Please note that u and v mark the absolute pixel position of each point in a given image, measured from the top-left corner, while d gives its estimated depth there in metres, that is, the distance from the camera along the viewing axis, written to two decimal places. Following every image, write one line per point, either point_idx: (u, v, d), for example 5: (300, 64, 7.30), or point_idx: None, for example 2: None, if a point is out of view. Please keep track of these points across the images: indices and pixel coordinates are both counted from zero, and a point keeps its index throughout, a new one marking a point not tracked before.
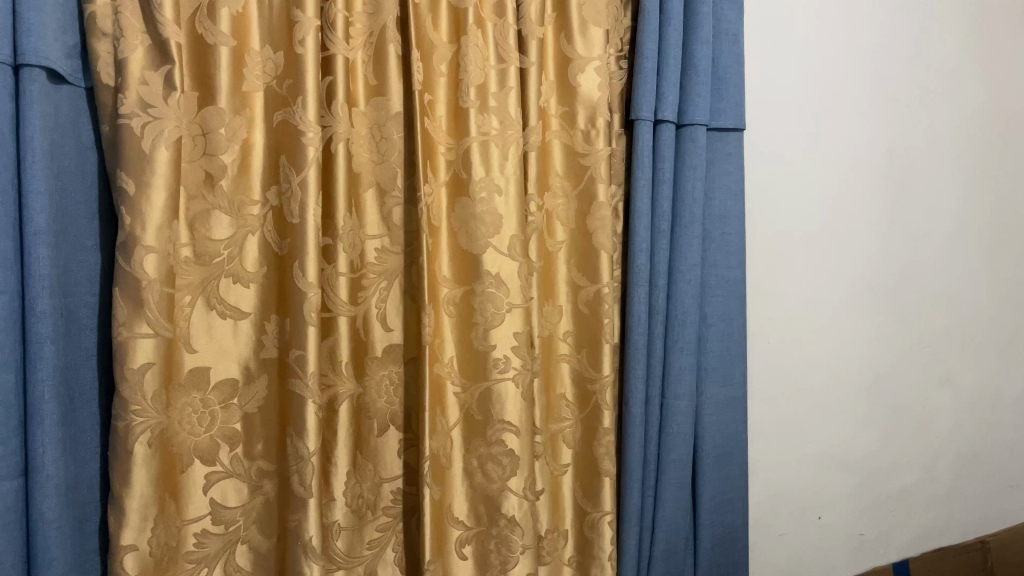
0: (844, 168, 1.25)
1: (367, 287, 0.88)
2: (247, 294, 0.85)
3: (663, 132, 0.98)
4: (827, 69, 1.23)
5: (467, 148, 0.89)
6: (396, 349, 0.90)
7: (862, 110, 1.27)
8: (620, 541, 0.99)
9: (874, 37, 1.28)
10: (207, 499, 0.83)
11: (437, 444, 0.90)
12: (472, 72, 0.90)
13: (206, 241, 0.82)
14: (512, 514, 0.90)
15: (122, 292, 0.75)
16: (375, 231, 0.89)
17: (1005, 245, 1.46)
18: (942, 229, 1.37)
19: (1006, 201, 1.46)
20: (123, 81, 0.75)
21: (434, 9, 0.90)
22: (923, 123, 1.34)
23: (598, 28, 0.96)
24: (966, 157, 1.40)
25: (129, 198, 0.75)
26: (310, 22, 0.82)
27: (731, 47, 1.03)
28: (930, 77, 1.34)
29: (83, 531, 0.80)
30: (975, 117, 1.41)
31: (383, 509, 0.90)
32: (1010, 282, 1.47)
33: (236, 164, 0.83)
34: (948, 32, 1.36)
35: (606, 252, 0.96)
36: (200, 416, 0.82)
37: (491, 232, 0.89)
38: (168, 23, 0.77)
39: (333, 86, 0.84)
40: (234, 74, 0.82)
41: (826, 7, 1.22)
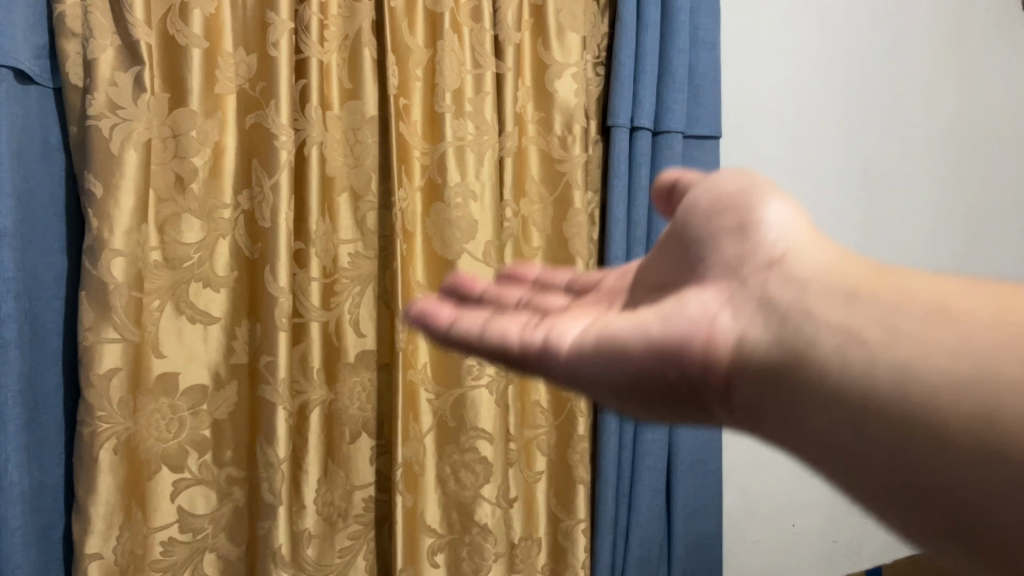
0: (820, 173, 1.30)
1: (340, 292, 0.87)
2: (217, 299, 0.84)
3: (640, 139, 0.98)
4: (804, 74, 1.28)
5: (443, 153, 0.89)
6: (369, 356, 0.89)
7: (833, 118, 1.32)
8: (593, 547, 0.99)
9: (849, 45, 1.33)
10: (174, 507, 0.81)
11: (410, 452, 0.88)
12: (448, 77, 0.89)
13: (176, 245, 0.80)
14: (485, 521, 0.89)
15: (89, 296, 0.73)
16: (347, 236, 0.88)
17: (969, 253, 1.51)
18: (902, 232, 1.41)
19: (977, 210, 1.52)
20: (91, 82, 0.74)
21: (410, 12, 0.89)
22: (888, 130, 1.40)
23: (575, 34, 0.96)
24: (937, 159, 1.46)
25: (97, 201, 0.74)
26: (283, 25, 0.81)
27: (708, 55, 1.03)
28: (902, 84, 1.41)
29: (48, 538, 0.78)
30: (946, 122, 1.47)
31: (355, 516, 0.88)
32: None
33: (208, 167, 0.82)
34: (920, 41, 1.43)
35: (581, 258, 0.96)
36: (168, 422, 0.81)
37: (466, 237, 0.89)
38: (139, 24, 0.76)
39: (307, 89, 0.83)
40: (206, 77, 0.81)
41: (803, 17, 1.27)
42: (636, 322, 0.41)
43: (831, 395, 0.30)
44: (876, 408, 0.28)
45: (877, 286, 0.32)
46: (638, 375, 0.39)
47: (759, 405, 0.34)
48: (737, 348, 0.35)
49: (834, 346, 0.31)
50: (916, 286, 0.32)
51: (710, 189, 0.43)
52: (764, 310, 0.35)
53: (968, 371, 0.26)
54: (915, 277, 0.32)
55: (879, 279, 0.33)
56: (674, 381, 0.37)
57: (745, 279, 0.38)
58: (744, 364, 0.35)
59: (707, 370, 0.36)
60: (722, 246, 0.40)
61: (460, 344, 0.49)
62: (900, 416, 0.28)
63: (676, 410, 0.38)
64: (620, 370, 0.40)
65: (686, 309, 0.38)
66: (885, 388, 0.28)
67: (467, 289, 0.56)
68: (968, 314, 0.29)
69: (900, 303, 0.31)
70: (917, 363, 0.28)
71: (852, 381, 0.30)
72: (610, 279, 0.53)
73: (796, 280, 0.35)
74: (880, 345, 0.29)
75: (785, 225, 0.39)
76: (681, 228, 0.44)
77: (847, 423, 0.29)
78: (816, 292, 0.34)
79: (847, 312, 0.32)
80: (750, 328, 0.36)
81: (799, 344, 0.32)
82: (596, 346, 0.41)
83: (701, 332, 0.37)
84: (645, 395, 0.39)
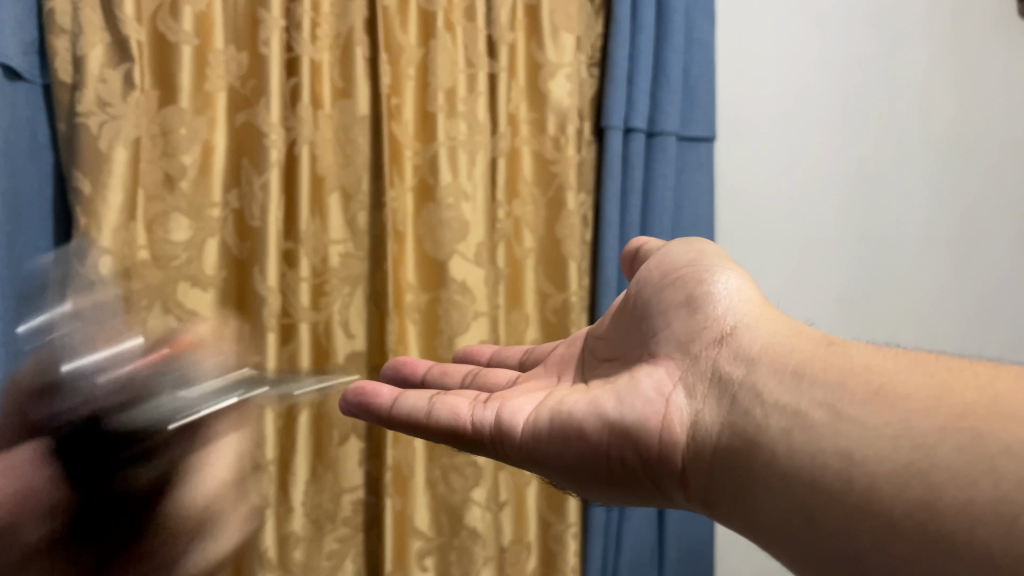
0: (818, 177, 1.22)
1: (330, 292, 0.86)
2: (206, 298, 0.82)
3: (634, 140, 0.97)
4: (799, 74, 1.20)
5: (433, 153, 0.89)
6: (360, 357, 0.88)
7: (857, 89, 1.26)
8: (585, 553, 0.98)
9: (851, 40, 1.25)
10: None
11: (399, 454, 0.88)
12: (441, 76, 0.88)
13: (164, 244, 0.80)
14: (475, 525, 0.89)
15: (76, 294, 0.73)
16: (339, 236, 0.87)
17: (1003, 256, 1.39)
18: (925, 220, 1.31)
19: (1002, 205, 1.39)
20: (80, 79, 0.73)
21: (403, 10, 0.87)
22: (919, 108, 1.31)
23: (570, 34, 0.95)
24: (949, 156, 1.34)
25: (84, 198, 0.73)
26: (275, 22, 0.80)
27: (703, 56, 1.02)
28: (911, 75, 1.30)
29: None
30: (963, 116, 1.35)
31: (343, 519, 0.87)
32: (1002, 297, 1.39)
33: (197, 165, 0.81)
34: (931, 27, 1.31)
35: (574, 260, 0.95)
36: None
37: (458, 237, 0.88)
38: (130, 21, 0.75)
39: (298, 87, 0.83)
40: (197, 75, 0.80)
41: (799, 11, 1.19)
42: (593, 404, 0.46)
43: (782, 479, 0.32)
44: (824, 493, 0.29)
45: (822, 364, 0.35)
46: (598, 454, 0.44)
47: (710, 487, 0.37)
48: (689, 431, 0.40)
49: (782, 430, 0.33)
50: (857, 364, 0.34)
51: (664, 271, 0.49)
52: (715, 391, 0.39)
53: (906, 457, 0.27)
54: (857, 351, 0.35)
55: (822, 352, 0.36)
56: (630, 460, 0.43)
57: (695, 357, 0.42)
58: (695, 449, 0.39)
59: (662, 451, 0.41)
60: (674, 320, 0.45)
61: (404, 422, 0.56)
62: (846, 502, 0.28)
63: (632, 484, 0.43)
64: (580, 449, 0.45)
65: (639, 394, 0.44)
66: (832, 474, 0.29)
67: (411, 370, 0.69)
68: (909, 396, 0.30)
69: (843, 379, 0.33)
70: (859, 449, 0.29)
71: (803, 465, 0.31)
72: (557, 353, 0.62)
73: (745, 358, 0.39)
74: (826, 427, 0.31)
75: (735, 302, 0.43)
76: (643, 304, 0.50)
77: (799, 507, 0.31)
78: (764, 369, 0.37)
79: (795, 394, 0.34)
80: (699, 408, 0.40)
81: (746, 429, 0.35)
82: (553, 429, 0.47)
83: (654, 417, 0.42)
84: (603, 471, 0.44)
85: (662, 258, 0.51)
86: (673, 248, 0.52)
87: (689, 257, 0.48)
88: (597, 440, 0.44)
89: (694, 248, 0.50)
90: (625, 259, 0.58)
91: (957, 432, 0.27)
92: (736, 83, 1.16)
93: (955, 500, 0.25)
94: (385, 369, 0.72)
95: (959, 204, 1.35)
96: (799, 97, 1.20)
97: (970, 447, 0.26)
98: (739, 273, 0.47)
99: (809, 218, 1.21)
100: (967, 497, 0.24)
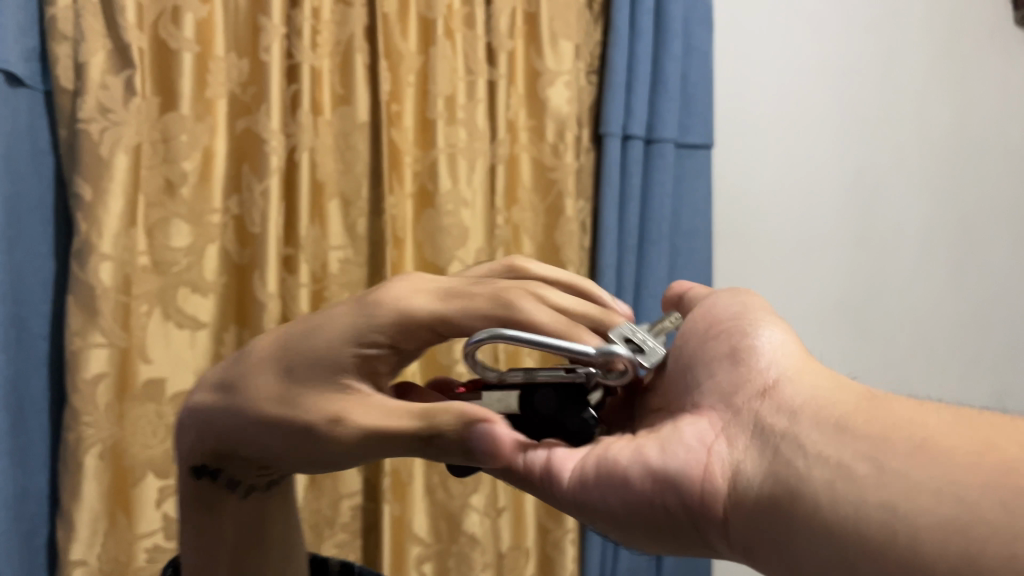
0: (815, 187, 1.22)
1: (329, 299, 0.86)
2: (205, 304, 0.82)
3: (631, 148, 0.98)
4: (796, 85, 1.21)
5: (433, 160, 0.89)
6: None
7: (858, 99, 1.26)
8: (583, 559, 0.98)
9: (849, 48, 1.25)
10: (160, 514, 0.79)
11: (398, 460, 0.87)
12: (441, 83, 0.89)
13: (163, 249, 0.80)
14: (473, 531, 0.89)
15: (77, 300, 0.73)
16: (338, 243, 0.87)
17: (1001, 271, 1.40)
18: (925, 233, 1.32)
19: (1000, 213, 1.39)
20: (82, 85, 0.74)
21: (402, 18, 0.88)
22: (920, 120, 1.32)
23: (569, 41, 0.95)
24: (945, 164, 1.34)
25: (85, 205, 0.73)
26: (275, 29, 0.81)
27: (701, 64, 1.03)
28: (907, 84, 1.31)
29: (31, 545, 0.77)
30: (957, 123, 1.35)
31: (341, 525, 0.87)
32: (999, 311, 1.40)
33: (198, 171, 0.81)
34: (927, 36, 1.32)
35: (572, 267, 0.95)
36: (155, 427, 0.79)
37: (458, 244, 0.89)
38: (131, 28, 0.76)
39: (298, 94, 0.83)
40: (198, 81, 0.81)
41: (795, 20, 1.20)
42: (630, 450, 0.41)
43: (822, 533, 0.31)
44: (865, 548, 0.29)
45: (866, 417, 0.33)
46: (642, 504, 0.39)
47: (751, 543, 0.35)
48: (731, 481, 0.37)
49: (825, 480, 0.32)
50: (904, 421, 0.32)
51: (707, 320, 0.47)
52: (759, 442, 0.37)
53: (952, 512, 0.27)
54: (900, 406, 0.34)
55: (867, 406, 0.34)
56: (673, 513, 0.38)
57: (739, 409, 0.39)
58: (736, 501, 0.36)
59: (705, 501, 0.37)
60: (714, 370, 0.43)
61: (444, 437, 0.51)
62: (891, 557, 0.28)
63: (672, 540, 0.39)
64: (618, 500, 0.40)
65: (681, 443, 0.40)
66: (876, 528, 0.29)
67: None
68: (954, 449, 0.29)
69: (886, 434, 0.32)
70: (903, 502, 0.29)
71: (846, 518, 0.30)
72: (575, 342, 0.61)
73: (789, 409, 0.37)
74: (869, 480, 0.30)
75: (779, 355, 0.41)
76: (681, 355, 0.47)
77: (838, 561, 0.30)
78: (806, 421, 0.35)
79: (837, 445, 0.33)
80: (741, 458, 0.37)
81: (788, 479, 0.33)
82: (586, 477, 0.42)
83: (697, 467, 0.38)
84: (641, 523, 0.40)
85: (704, 311, 0.48)
86: (716, 299, 0.50)
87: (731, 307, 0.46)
88: (640, 490, 0.40)
89: (737, 300, 0.48)
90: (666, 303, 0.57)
91: (1000, 485, 0.27)
92: (735, 92, 1.16)
93: (1002, 560, 0.25)
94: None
95: (958, 212, 1.35)
96: (795, 105, 1.21)
97: (1015, 501, 0.26)
98: (782, 325, 0.44)
99: (806, 226, 1.22)
100: (1010, 552, 0.25)
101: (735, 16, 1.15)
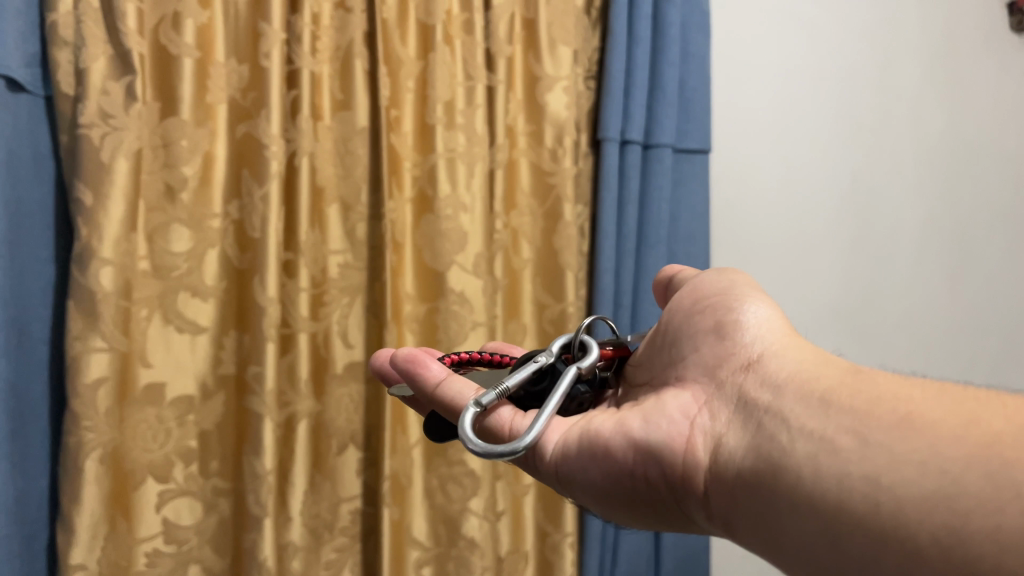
0: (812, 190, 1.23)
1: (329, 304, 0.86)
2: (205, 309, 0.83)
3: (630, 153, 0.98)
4: (793, 89, 1.21)
5: (433, 165, 0.89)
6: (357, 366, 0.89)
7: (856, 104, 1.27)
8: (581, 562, 0.98)
9: (844, 53, 1.26)
10: (159, 518, 0.80)
11: (397, 464, 0.88)
12: (440, 89, 0.90)
13: (164, 254, 0.80)
14: (472, 535, 0.89)
15: (77, 305, 0.73)
16: (337, 247, 0.87)
17: (989, 277, 1.42)
18: (919, 238, 1.34)
19: (991, 213, 1.42)
20: (83, 90, 0.74)
21: (401, 24, 0.89)
22: (915, 126, 1.33)
23: (567, 47, 0.96)
24: (938, 168, 1.36)
25: (86, 210, 0.74)
26: (275, 35, 0.81)
27: (698, 69, 1.04)
28: (902, 88, 1.32)
29: (31, 549, 0.77)
30: (950, 128, 1.37)
31: (341, 529, 0.87)
32: (991, 310, 1.43)
33: (198, 177, 0.82)
34: (921, 41, 1.33)
35: (571, 271, 0.96)
36: (155, 433, 0.80)
37: (457, 248, 0.89)
38: (132, 34, 0.76)
39: (298, 99, 0.83)
40: (198, 87, 0.81)
41: (790, 26, 1.20)
42: (618, 423, 0.47)
43: (806, 504, 0.34)
44: (848, 516, 0.32)
45: (849, 392, 0.37)
46: (623, 473, 0.45)
47: (731, 510, 0.40)
48: (714, 451, 0.42)
49: (808, 454, 0.35)
50: (884, 393, 0.36)
51: (694, 297, 0.51)
52: (741, 416, 0.42)
53: (934, 485, 0.30)
54: (882, 379, 0.38)
55: (849, 380, 0.38)
56: (654, 481, 0.44)
57: (722, 382, 0.45)
58: (717, 471, 0.41)
59: (687, 470, 0.42)
60: (701, 345, 0.48)
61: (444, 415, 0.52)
62: (875, 524, 0.31)
63: (657, 505, 0.45)
64: (604, 469, 0.46)
65: (665, 415, 0.45)
66: (859, 498, 0.32)
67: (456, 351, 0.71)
68: (935, 424, 0.33)
69: (867, 409, 0.35)
70: (886, 475, 0.32)
71: (829, 488, 0.34)
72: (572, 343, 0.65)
73: (772, 384, 0.41)
74: (852, 453, 0.34)
75: (763, 329, 0.46)
76: (669, 329, 0.52)
77: (822, 528, 0.33)
78: (790, 396, 0.40)
79: (820, 420, 0.37)
80: (723, 432, 0.42)
81: (772, 452, 0.37)
82: (578, 448, 0.47)
83: (680, 439, 0.44)
84: (624, 490, 0.45)
85: (691, 285, 0.52)
86: (704, 273, 0.54)
87: (719, 284, 0.50)
88: (623, 461, 0.45)
89: (725, 274, 0.52)
90: (658, 285, 0.61)
91: (984, 459, 0.29)
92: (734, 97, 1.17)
93: (984, 527, 0.27)
94: (375, 360, 0.65)
95: (952, 214, 1.37)
96: (792, 109, 1.21)
97: (998, 476, 0.28)
98: (768, 303, 0.49)
99: (804, 230, 1.22)
100: (994, 524, 0.27)
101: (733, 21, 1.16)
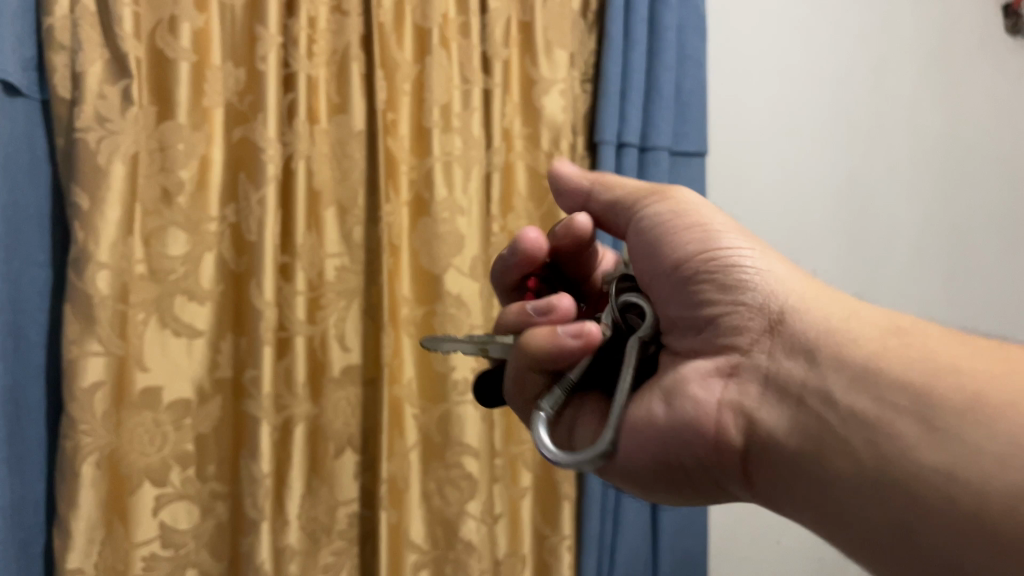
0: (808, 192, 1.23)
1: (326, 307, 0.86)
2: (202, 312, 0.83)
3: (626, 155, 0.99)
4: (790, 90, 1.21)
5: (429, 168, 0.89)
6: (354, 370, 0.89)
7: (851, 105, 1.27)
8: (579, 564, 0.98)
9: (840, 54, 1.26)
10: (156, 522, 0.80)
11: (394, 468, 0.88)
12: (437, 92, 0.89)
13: (161, 258, 0.80)
14: (470, 538, 0.89)
15: (74, 308, 0.73)
16: (334, 250, 0.87)
17: (985, 278, 1.43)
18: (915, 239, 1.34)
19: (985, 214, 1.43)
20: (79, 94, 0.74)
21: (398, 28, 0.89)
22: (911, 127, 1.34)
23: (563, 51, 0.96)
24: (932, 169, 1.36)
25: (83, 213, 0.73)
26: (271, 39, 0.81)
27: (695, 72, 1.04)
28: (897, 89, 1.32)
29: (28, 553, 0.77)
30: (943, 129, 1.37)
31: (338, 533, 0.87)
32: (987, 309, 1.44)
33: (194, 180, 0.82)
34: (916, 43, 1.34)
35: None
36: (152, 436, 0.80)
37: (453, 251, 0.89)
38: (128, 37, 0.76)
39: (294, 103, 0.84)
40: (194, 91, 0.81)
41: (787, 28, 1.20)
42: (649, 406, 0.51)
43: (873, 490, 0.37)
44: (920, 503, 0.34)
45: (899, 362, 0.39)
46: (668, 453, 0.50)
47: (786, 486, 0.43)
48: (756, 429, 0.45)
49: (868, 443, 0.38)
50: (931, 360, 0.38)
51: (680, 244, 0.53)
52: (777, 395, 0.44)
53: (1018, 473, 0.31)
54: (926, 341, 0.39)
55: (891, 344, 0.40)
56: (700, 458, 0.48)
57: (748, 350, 0.47)
58: (769, 449, 0.44)
59: (729, 446, 0.46)
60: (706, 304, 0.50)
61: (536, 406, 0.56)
62: (952, 513, 0.33)
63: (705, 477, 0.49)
64: (652, 452, 0.51)
65: (693, 396, 0.49)
66: (931, 490, 0.34)
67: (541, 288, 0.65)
68: (1000, 402, 0.34)
69: (922, 381, 0.37)
70: (957, 467, 0.33)
71: (899, 478, 0.36)
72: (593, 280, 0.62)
73: (804, 355, 0.44)
74: (915, 440, 0.35)
75: (767, 282, 0.48)
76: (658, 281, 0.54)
77: (896, 512, 0.36)
78: (829, 370, 0.41)
79: (872, 402, 0.38)
80: (758, 409, 0.45)
81: (827, 439, 0.40)
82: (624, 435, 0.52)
83: (713, 421, 0.47)
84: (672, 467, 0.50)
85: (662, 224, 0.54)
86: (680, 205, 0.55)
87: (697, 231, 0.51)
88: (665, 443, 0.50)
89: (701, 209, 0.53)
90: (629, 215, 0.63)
91: None
92: (732, 99, 1.16)
93: None
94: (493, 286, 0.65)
95: (947, 214, 1.38)
96: (788, 111, 1.21)
97: None
98: (756, 240, 0.51)
99: (800, 231, 1.22)
100: None
101: (731, 22, 1.15)
